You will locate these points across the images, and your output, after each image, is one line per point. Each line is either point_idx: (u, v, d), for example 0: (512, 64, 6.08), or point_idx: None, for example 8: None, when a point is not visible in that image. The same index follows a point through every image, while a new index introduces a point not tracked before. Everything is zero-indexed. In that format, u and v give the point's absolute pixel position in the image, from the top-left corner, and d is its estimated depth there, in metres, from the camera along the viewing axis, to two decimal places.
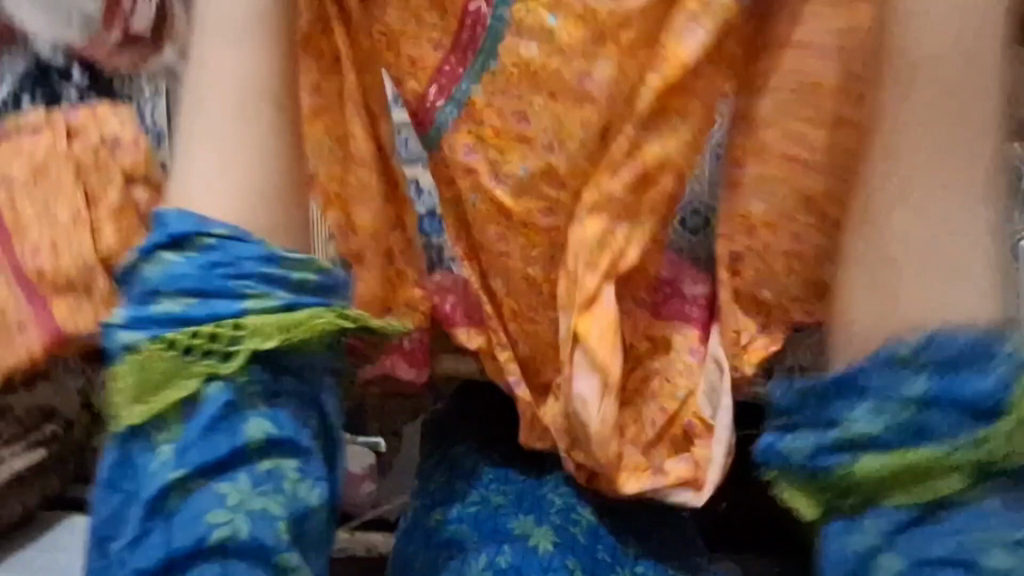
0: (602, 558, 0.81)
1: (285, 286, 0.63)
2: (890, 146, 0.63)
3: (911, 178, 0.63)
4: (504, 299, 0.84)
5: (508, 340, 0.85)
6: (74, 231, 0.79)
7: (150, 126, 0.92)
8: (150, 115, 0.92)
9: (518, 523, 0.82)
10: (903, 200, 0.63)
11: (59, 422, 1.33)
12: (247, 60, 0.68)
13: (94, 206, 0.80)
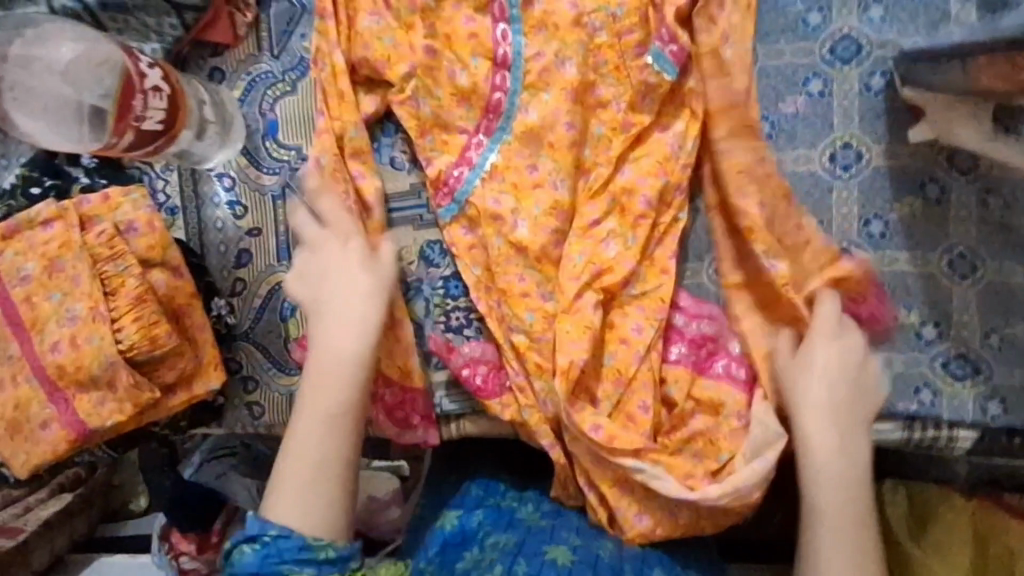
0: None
1: (319, 565, 0.76)
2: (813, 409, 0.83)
3: (818, 414, 0.82)
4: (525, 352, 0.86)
5: (543, 396, 0.86)
6: (92, 325, 0.77)
7: (164, 201, 0.90)
8: (162, 190, 0.90)
9: (548, 548, 0.84)
10: (812, 420, 0.82)
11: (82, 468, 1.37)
12: (337, 430, 0.79)
13: (112, 297, 0.78)
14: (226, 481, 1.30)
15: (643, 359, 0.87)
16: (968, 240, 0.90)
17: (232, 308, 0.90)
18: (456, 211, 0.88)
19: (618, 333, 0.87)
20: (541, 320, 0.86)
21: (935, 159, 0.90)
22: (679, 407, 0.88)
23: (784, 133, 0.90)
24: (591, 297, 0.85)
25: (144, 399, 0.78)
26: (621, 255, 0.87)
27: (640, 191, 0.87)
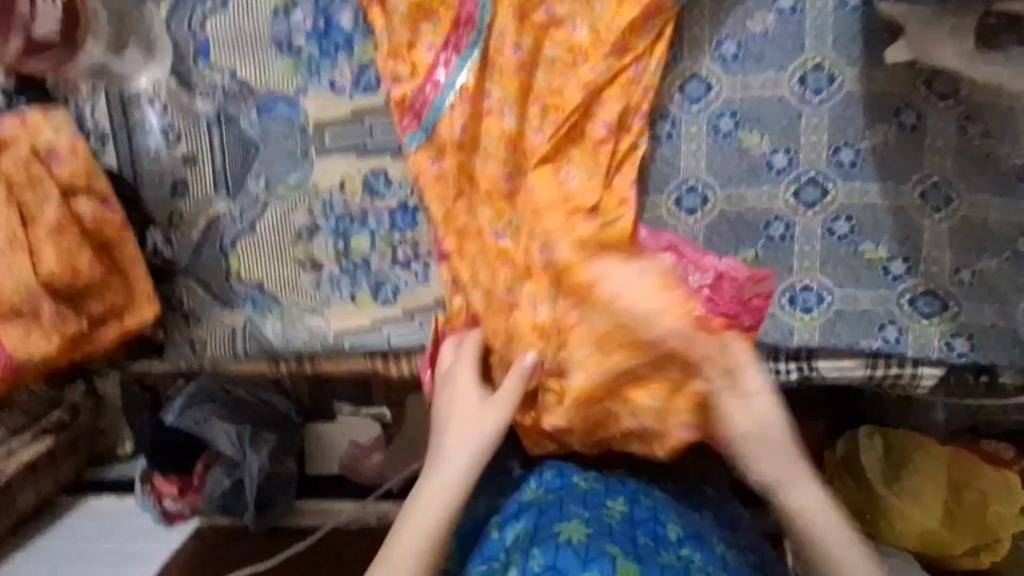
0: (642, 544, 0.74)
1: None
2: (757, 432, 0.73)
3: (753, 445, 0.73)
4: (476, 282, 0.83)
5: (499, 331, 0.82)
6: (9, 256, 0.72)
7: (90, 127, 0.85)
8: (89, 116, 0.84)
9: (559, 527, 0.76)
10: (766, 447, 0.73)
11: (65, 411, 1.54)
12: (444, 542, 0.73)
13: (32, 226, 0.73)
14: (207, 426, 1.42)
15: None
16: (944, 172, 0.85)
17: (170, 242, 0.87)
18: (422, 139, 0.83)
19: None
20: (494, 257, 0.82)
21: (913, 83, 0.83)
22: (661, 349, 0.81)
23: (755, 55, 0.84)
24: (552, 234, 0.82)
25: (73, 330, 0.75)
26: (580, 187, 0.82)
27: (601, 121, 0.82)
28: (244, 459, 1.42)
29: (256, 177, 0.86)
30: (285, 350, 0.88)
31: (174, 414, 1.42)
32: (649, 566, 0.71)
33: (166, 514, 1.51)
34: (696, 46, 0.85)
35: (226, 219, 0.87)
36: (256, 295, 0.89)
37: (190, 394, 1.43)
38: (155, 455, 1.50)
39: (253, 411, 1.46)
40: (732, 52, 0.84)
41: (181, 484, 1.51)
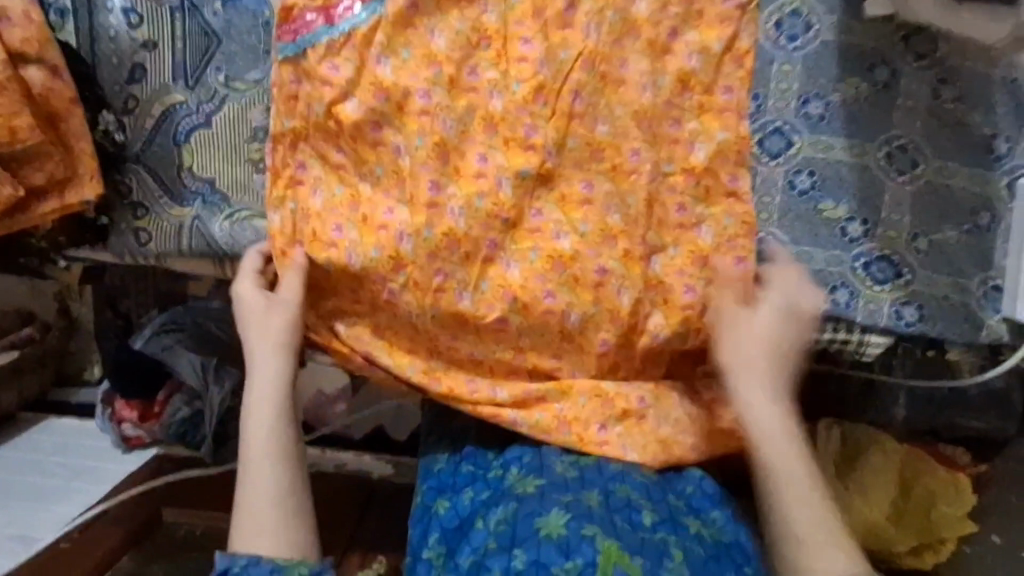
0: (622, 524, 0.72)
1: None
2: (745, 370, 0.74)
3: (754, 383, 0.74)
4: (420, 219, 0.76)
5: (433, 268, 0.77)
6: None
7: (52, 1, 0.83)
8: None
9: (537, 522, 0.72)
10: (747, 378, 0.74)
11: (36, 327, 1.59)
12: (285, 452, 0.73)
13: None
14: (171, 353, 1.42)
15: (555, 248, 0.77)
16: (913, 133, 0.84)
17: (123, 127, 0.85)
18: (290, 53, 0.75)
19: (529, 227, 0.78)
20: (432, 150, 0.76)
21: (890, 38, 0.82)
22: (603, 303, 0.77)
23: (704, 23, 0.76)
24: (518, 175, 0.76)
25: (5, 196, 0.73)
26: (540, 143, 0.77)
27: (546, 68, 0.76)
28: (205, 391, 1.42)
29: (216, 69, 0.86)
30: (231, 252, 0.86)
31: (143, 338, 1.42)
32: (629, 544, 0.70)
33: (126, 438, 1.49)
34: (645, 16, 0.76)
35: (180, 109, 0.86)
36: (207, 192, 0.87)
37: (160, 322, 1.44)
38: (117, 376, 1.47)
39: (219, 345, 1.43)
40: (668, 27, 0.76)
41: (142, 410, 1.48)
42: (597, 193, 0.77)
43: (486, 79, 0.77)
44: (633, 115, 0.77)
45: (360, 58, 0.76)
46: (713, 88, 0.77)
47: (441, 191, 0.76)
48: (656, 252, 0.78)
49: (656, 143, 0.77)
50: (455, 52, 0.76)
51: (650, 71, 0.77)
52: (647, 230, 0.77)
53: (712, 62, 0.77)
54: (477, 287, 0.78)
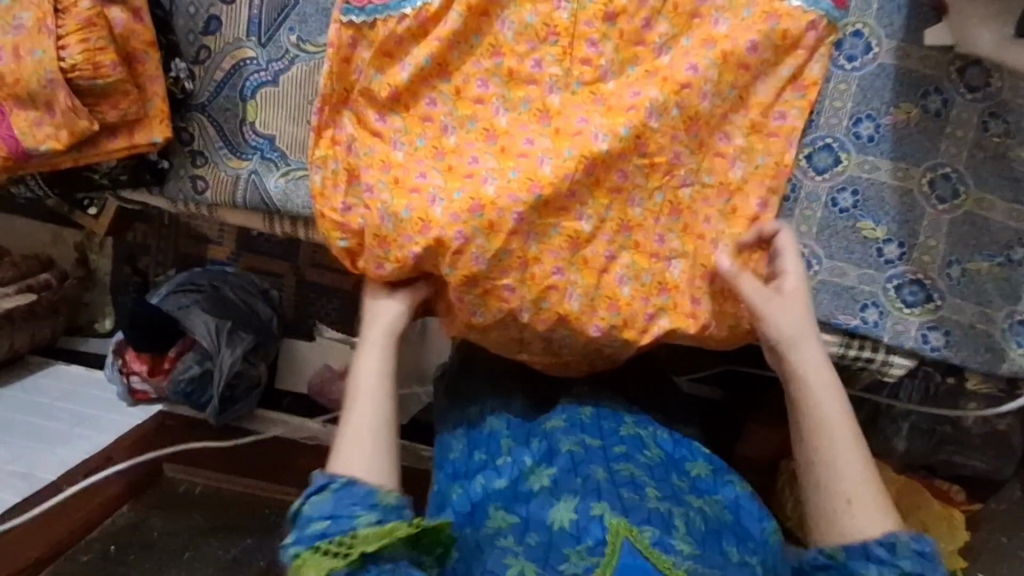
0: (629, 498, 0.74)
1: (385, 504, 0.69)
2: (799, 339, 0.73)
3: (803, 353, 0.73)
4: (455, 185, 0.72)
5: (455, 229, 0.69)
6: (36, 38, 0.73)
7: None
8: None
9: (551, 514, 0.73)
10: (797, 347, 0.73)
11: (54, 274, 1.58)
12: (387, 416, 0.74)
13: (62, 16, 0.73)
14: (187, 313, 1.42)
15: (576, 229, 0.73)
16: (957, 163, 0.86)
17: (191, 74, 0.88)
18: (356, 15, 0.76)
19: (559, 203, 0.72)
20: (480, 130, 0.76)
21: (946, 69, 0.85)
22: (605, 288, 0.75)
23: (784, 45, 0.76)
24: (561, 156, 0.72)
25: (81, 128, 0.75)
26: (588, 128, 0.73)
27: (611, 79, 0.76)
28: (216, 352, 1.41)
29: (289, 30, 0.87)
30: (283, 209, 0.88)
31: (160, 294, 1.45)
32: (636, 517, 0.72)
33: (132, 391, 1.48)
34: (724, 35, 0.75)
35: (250, 65, 0.88)
36: (267, 149, 0.89)
37: (178, 282, 1.47)
38: (133, 329, 1.44)
39: (236, 310, 1.44)
40: (749, 41, 0.75)
41: (152, 365, 1.46)
42: (629, 183, 0.75)
43: (549, 74, 0.75)
44: (686, 118, 0.74)
45: (427, 33, 0.76)
46: (769, 110, 0.78)
47: (480, 164, 0.73)
48: (677, 255, 0.78)
49: (698, 151, 0.77)
50: (520, 45, 0.76)
51: (717, 79, 0.74)
52: (664, 226, 0.78)
53: (777, 85, 0.77)
54: (497, 255, 0.70)
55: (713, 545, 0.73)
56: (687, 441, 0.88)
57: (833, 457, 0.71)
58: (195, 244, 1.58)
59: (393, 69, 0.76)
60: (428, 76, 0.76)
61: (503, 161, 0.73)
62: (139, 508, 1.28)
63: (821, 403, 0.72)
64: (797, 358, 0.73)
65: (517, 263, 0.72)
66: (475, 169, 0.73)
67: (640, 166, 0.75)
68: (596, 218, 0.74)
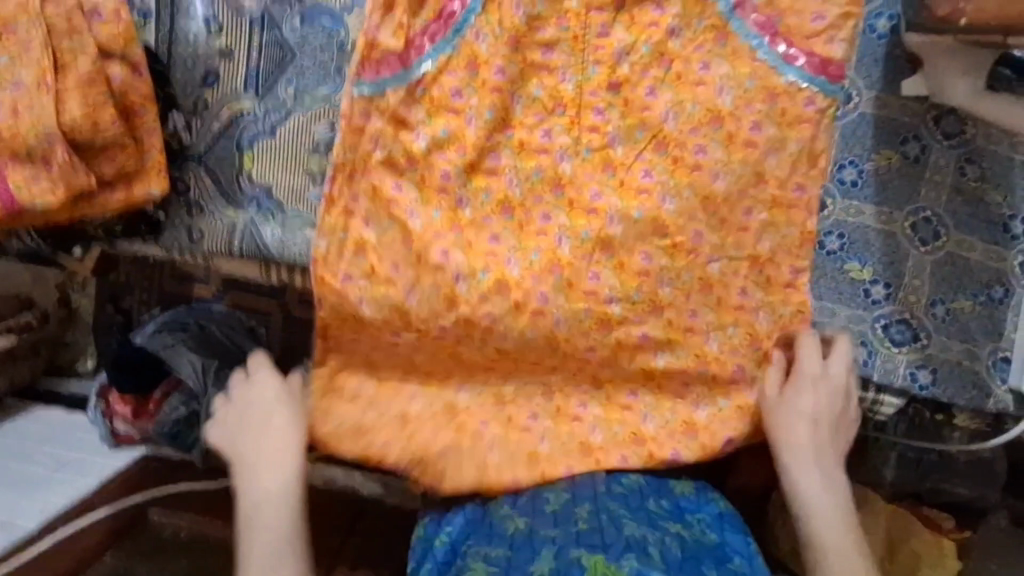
0: (608, 534, 0.79)
1: None
2: (794, 445, 0.86)
3: (798, 454, 0.85)
4: (478, 262, 0.89)
5: (484, 308, 0.89)
6: (35, 97, 0.73)
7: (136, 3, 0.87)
8: None
9: (532, 565, 0.76)
10: (795, 452, 0.85)
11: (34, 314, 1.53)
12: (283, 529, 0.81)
13: (61, 74, 0.74)
14: (173, 352, 1.37)
15: (605, 312, 0.91)
16: (937, 206, 0.90)
17: (189, 127, 0.89)
18: (367, 90, 0.85)
19: (584, 288, 0.90)
20: (496, 201, 0.90)
21: (922, 117, 0.89)
22: (616, 333, 0.92)
23: (785, 122, 0.87)
24: (578, 236, 0.90)
25: (78, 186, 0.75)
26: (603, 208, 0.89)
27: (619, 145, 0.89)
28: (203, 393, 1.35)
29: (287, 83, 0.89)
30: (280, 257, 0.89)
31: (144, 334, 1.40)
32: (614, 552, 0.76)
33: (115, 434, 1.44)
34: (728, 109, 0.86)
35: (248, 118, 0.89)
36: (263, 199, 0.89)
37: (163, 320, 1.42)
38: (116, 370, 1.43)
39: (222, 349, 1.39)
40: (752, 121, 0.86)
41: (137, 406, 1.43)
42: (653, 265, 0.90)
43: (558, 143, 0.89)
44: (701, 200, 0.88)
45: (453, 107, 0.88)
46: (787, 184, 0.88)
47: (500, 244, 0.90)
48: (663, 301, 0.91)
49: (720, 229, 0.89)
50: (529, 116, 0.89)
51: (725, 160, 0.87)
52: (696, 303, 0.91)
53: (789, 159, 0.87)
54: (522, 330, 0.91)
55: (689, 568, 0.77)
56: (671, 469, 0.95)
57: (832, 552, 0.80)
58: (180, 282, 1.57)
59: (407, 137, 0.87)
60: (444, 147, 0.88)
61: (523, 244, 0.90)
62: (121, 556, 1.26)
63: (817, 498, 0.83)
64: (793, 463, 0.85)
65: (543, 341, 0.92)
66: (497, 246, 0.90)
67: (660, 247, 0.90)
68: (610, 285, 0.90)
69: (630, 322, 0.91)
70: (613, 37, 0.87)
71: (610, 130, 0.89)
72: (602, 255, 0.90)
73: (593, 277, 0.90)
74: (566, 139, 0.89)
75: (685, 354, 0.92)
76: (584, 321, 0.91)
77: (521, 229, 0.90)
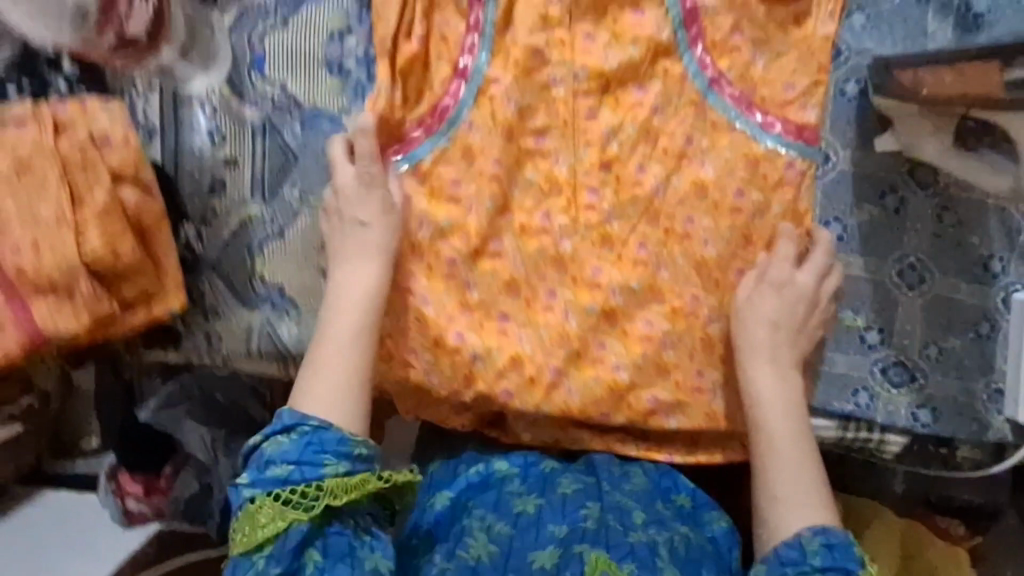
0: (613, 535, 0.84)
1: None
2: (752, 356, 0.88)
3: (756, 362, 0.88)
4: (490, 340, 0.92)
5: (501, 384, 0.92)
6: (55, 232, 0.76)
7: (141, 121, 0.89)
8: (142, 111, 0.89)
9: (533, 556, 0.83)
10: (754, 359, 0.88)
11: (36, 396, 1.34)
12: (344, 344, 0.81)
13: (79, 206, 0.77)
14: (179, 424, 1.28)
15: (613, 379, 0.93)
16: (920, 253, 0.94)
17: (200, 237, 0.92)
18: None
19: (593, 357, 0.94)
20: (500, 280, 0.93)
21: (899, 172, 0.94)
22: (627, 398, 0.94)
23: (768, 187, 0.91)
24: (582, 309, 0.93)
25: (102, 313, 0.79)
26: (604, 282, 0.93)
27: (614, 220, 0.93)
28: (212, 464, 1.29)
29: (293, 186, 0.92)
30: (298, 354, 0.91)
31: (150, 409, 1.26)
32: (615, 551, 0.82)
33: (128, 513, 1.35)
34: (713, 180, 0.91)
35: (256, 222, 0.92)
36: (276, 298, 0.92)
37: (167, 390, 1.29)
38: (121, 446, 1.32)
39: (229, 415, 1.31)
40: (736, 190, 0.91)
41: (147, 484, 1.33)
42: (655, 330, 0.94)
43: (557, 223, 0.93)
44: (693, 265, 0.93)
45: (451, 197, 0.91)
46: (774, 242, 0.92)
47: (509, 320, 0.93)
48: (671, 365, 0.94)
49: (716, 290, 0.93)
50: (527, 199, 0.93)
51: (713, 227, 0.92)
52: (700, 363, 0.94)
53: (774, 221, 0.91)
54: (538, 402, 0.93)
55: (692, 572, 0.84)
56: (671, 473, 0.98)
57: (777, 459, 0.84)
58: None
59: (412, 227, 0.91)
60: (447, 234, 0.91)
61: (530, 319, 0.93)
62: None
63: (771, 405, 0.86)
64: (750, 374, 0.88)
65: (557, 411, 0.94)
66: (505, 323, 0.93)
67: (660, 312, 0.94)
68: (617, 352, 0.94)
69: (641, 387, 0.94)
70: (601, 120, 0.91)
71: (603, 206, 0.93)
72: (606, 324, 0.94)
73: (599, 346, 0.94)
74: (562, 218, 0.93)
75: (695, 413, 0.95)
76: (597, 390, 0.94)
77: (527, 306, 0.93)
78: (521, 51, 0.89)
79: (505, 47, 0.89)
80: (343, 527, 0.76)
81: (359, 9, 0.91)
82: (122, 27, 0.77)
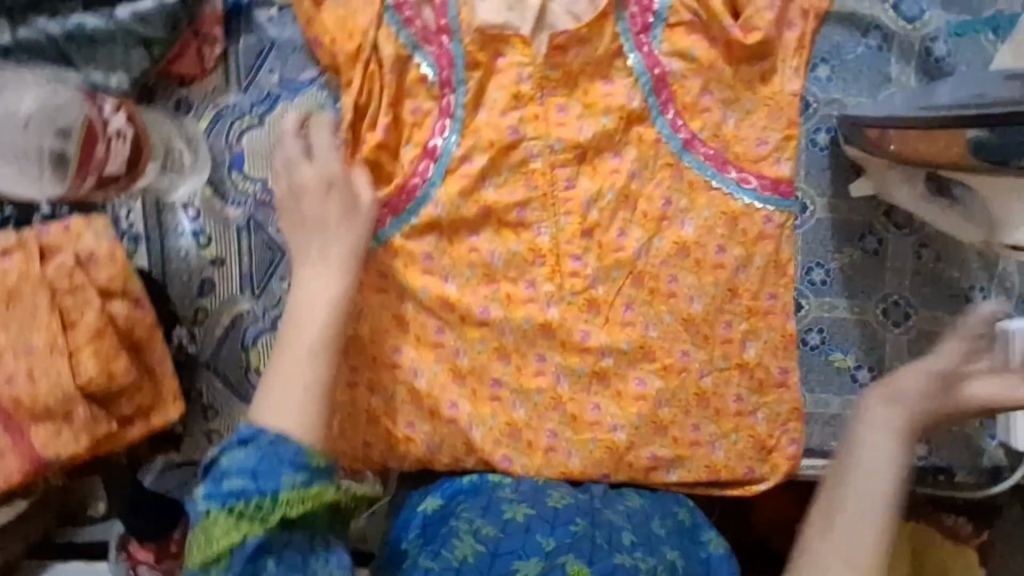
0: (598, 548, 0.80)
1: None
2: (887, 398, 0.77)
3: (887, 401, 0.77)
4: (484, 410, 0.94)
5: (500, 452, 0.93)
6: (48, 359, 0.77)
7: (126, 231, 0.91)
8: (126, 220, 0.90)
9: (517, 564, 0.77)
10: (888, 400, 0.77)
11: None
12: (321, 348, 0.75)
13: (70, 331, 0.78)
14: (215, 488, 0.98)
15: (612, 440, 0.94)
16: (902, 290, 0.96)
17: (193, 337, 0.92)
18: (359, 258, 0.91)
19: (590, 421, 0.94)
20: (491, 351, 0.93)
21: (874, 215, 0.96)
22: (627, 457, 0.94)
23: (748, 241, 0.93)
24: (574, 373, 0.94)
25: (101, 434, 0.79)
26: (594, 346, 0.94)
27: (600, 284, 0.94)
28: None
29: (281, 279, 0.92)
30: None
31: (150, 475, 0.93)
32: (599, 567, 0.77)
33: None
34: (693, 238, 0.92)
35: (247, 318, 0.92)
36: None
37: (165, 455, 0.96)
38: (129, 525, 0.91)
39: None
40: (716, 247, 0.93)
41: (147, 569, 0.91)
42: (648, 388, 0.94)
43: (543, 292, 0.93)
44: (681, 321, 0.94)
45: (436, 276, 0.92)
46: (759, 294, 0.94)
47: (503, 390, 0.94)
48: (669, 421, 0.94)
49: (706, 344, 0.94)
50: (511, 270, 0.93)
51: (697, 284, 0.93)
52: (696, 417, 0.95)
53: (756, 273, 0.93)
54: (538, 468, 0.94)
55: None
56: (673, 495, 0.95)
57: (854, 504, 0.73)
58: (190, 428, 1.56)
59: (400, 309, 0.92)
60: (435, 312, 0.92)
61: (524, 388, 0.94)
62: None
63: (876, 462, 0.75)
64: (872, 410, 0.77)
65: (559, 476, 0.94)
66: (500, 393, 0.94)
67: (652, 370, 0.94)
68: (613, 414, 0.94)
69: (641, 446, 0.94)
70: (579, 189, 0.92)
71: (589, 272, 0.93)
72: (600, 387, 0.94)
73: (594, 409, 0.94)
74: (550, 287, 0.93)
75: (696, 467, 0.95)
76: (598, 453, 0.94)
77: (520, 375, 0.94)
78: (495, 128, 0.90)
79: (479, 126, 0.90)
80: (297, 547, 0.70)
81: (331, 101, 0.92)
82: (101, 170, 0.87)
